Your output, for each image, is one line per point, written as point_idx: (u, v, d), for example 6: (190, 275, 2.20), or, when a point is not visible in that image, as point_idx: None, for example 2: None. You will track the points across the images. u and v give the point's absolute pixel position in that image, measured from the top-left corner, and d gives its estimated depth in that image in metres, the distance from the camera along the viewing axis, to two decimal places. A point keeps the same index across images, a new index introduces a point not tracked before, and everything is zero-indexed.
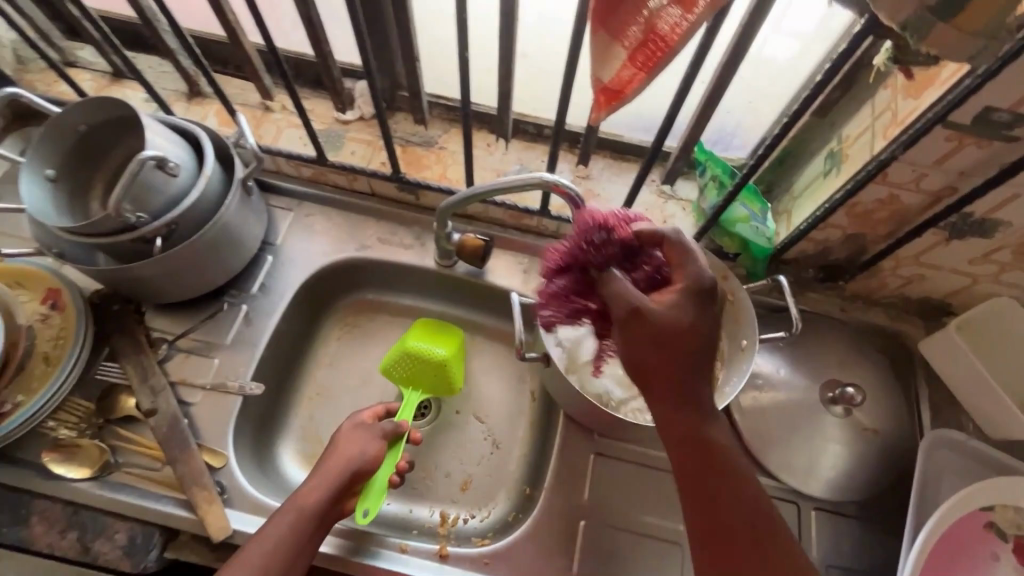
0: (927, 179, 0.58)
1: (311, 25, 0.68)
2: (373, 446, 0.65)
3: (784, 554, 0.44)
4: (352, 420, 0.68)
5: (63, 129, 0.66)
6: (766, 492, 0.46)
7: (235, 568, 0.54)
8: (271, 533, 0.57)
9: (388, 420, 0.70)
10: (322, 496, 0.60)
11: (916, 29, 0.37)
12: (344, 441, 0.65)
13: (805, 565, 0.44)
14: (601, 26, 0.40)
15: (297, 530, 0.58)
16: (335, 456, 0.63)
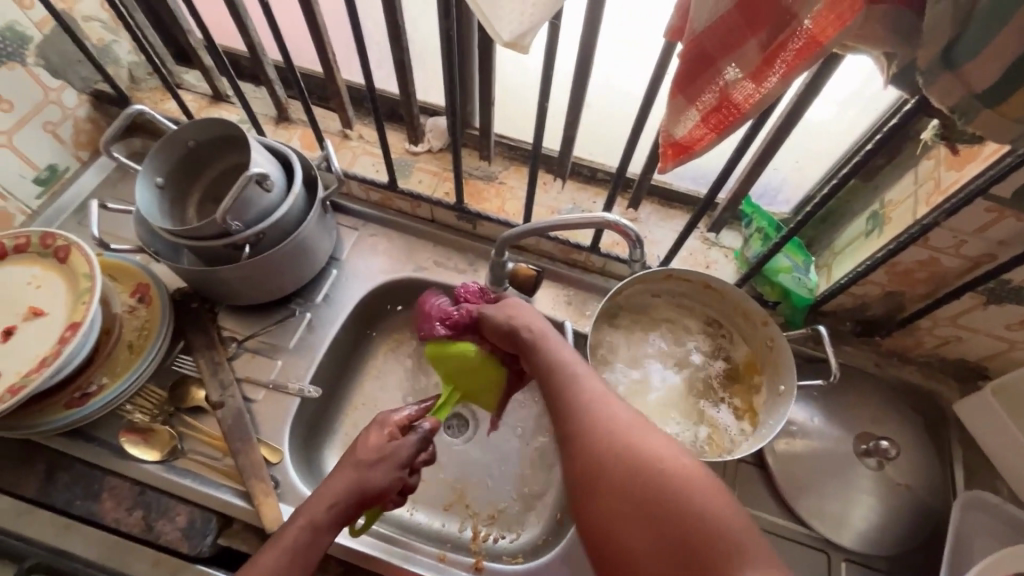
0: (967, 246, 0.62)
1: (402, 67, 0.76)
2: (394, 473, 0.60)
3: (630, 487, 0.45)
4: (377, 427, 0.63)
5: (175, 144, 0.74)
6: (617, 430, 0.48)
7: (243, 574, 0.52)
8: (285, 544, 0.54)
9: (414, 430, 0.64)
10: (328, 509, 0.56)
11: (965, 112, 0.42)
12: (363, 457, 0.60)
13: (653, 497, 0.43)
14: (679, 91, 0.45)
15: (310, 543, 0.55)
16: (349, 470, 0.59)
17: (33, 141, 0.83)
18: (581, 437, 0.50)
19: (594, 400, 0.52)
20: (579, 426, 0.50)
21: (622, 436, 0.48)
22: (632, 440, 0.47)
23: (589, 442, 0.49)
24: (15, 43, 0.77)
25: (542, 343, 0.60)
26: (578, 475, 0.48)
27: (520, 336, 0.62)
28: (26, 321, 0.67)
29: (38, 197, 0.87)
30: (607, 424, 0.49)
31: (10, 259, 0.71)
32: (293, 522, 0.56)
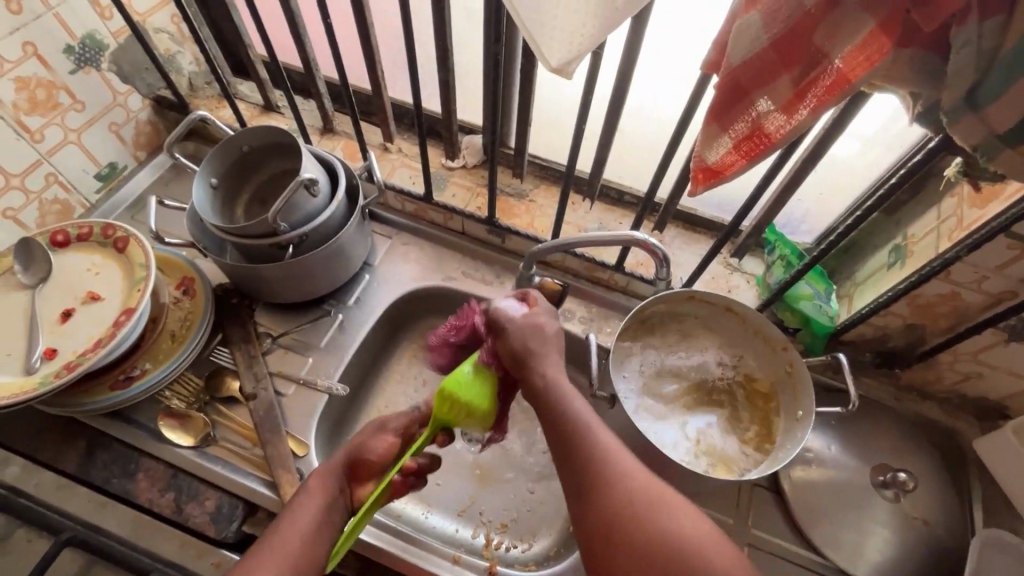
0: (988, 282, 0.63)
1: (447, 88, 0.81)
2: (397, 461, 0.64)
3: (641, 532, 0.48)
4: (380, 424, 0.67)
5: (232, 148, 0.80)
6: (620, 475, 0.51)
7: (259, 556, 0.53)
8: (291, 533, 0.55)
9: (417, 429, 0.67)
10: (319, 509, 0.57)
11: (986, 151, 0.45)
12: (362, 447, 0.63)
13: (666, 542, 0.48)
14: (714, 120, 0.48)
15: (316, 526, 0.56)
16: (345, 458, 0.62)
17: (99, 140, 0.90)
18: (605, 490, 0.51)
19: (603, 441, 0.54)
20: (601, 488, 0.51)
21: (649, 503, 0.50)
22: (658, 516, 0.49)
23: (598, 487, 0.51)
24: (92, 50, 0.83)
25: (562, 405, 0.56)
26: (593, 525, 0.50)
27: (539, 385, 0.58)
28: (84, 305, 0.71)
29: (97, 191, 0.93)
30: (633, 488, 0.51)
31: (73, 247, 0.76)
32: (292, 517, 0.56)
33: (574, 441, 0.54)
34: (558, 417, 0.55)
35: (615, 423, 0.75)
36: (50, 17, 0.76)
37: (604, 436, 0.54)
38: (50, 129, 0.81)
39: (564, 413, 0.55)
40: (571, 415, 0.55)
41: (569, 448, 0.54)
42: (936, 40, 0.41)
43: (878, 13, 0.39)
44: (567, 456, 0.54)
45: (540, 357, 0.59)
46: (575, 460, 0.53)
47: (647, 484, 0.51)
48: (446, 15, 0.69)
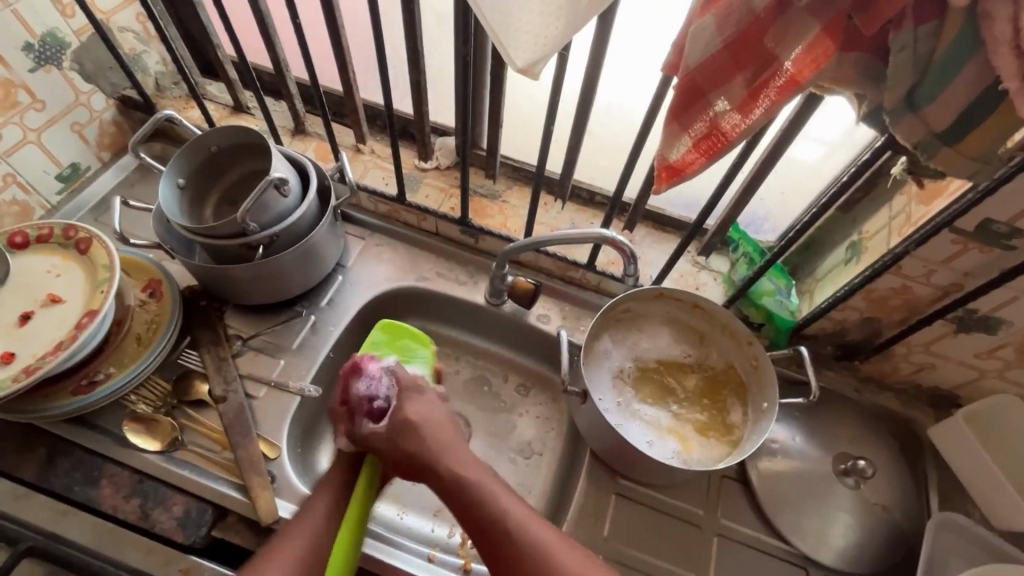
0: (936, 275, 0.67)
1: (419, 90, 0.82)
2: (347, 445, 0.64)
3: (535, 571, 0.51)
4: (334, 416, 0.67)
5: (199, 148, 0.79)
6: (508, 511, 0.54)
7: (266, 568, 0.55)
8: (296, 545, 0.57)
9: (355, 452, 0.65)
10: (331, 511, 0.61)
11: (927, 149, 0.48)
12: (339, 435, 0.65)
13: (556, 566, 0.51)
14: (674, 119, 0.50)
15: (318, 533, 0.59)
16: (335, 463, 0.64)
17: (60, 140, 0.87)
18: (500, 540, 0.53)
19: (483, 477, 0.57)
20: (523, 573, 0.51)
21: (536, 549, 0.52)
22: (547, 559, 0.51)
23: (494, 533, 0.54)
24: (53, 49, 0.81)
25: (473, 481, 0.57)
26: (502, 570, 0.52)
27: (465, 477, 0.57)
28: (43, 308, 0.70)
29: (58, 193, 0.91)
30: (531, 542, 0.52)
31: (32, 249, 0.74)
32: (295, 526, 0.59)
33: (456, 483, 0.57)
34: (461, 482, 0.57)
35: (586, 418, 0.76)
36: (9, 14, 0.75)
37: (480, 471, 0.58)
38: (8, 129, 0.79)
39: (486, 494, 0.55)
40: (496, 496, 0.55)
41: (487, 527, 0.54)
42: (878, 45, 0.43)
43: (822, 17, 0.41)
44: (520, 572, 0.52)
45: (420, 439, 0.60)
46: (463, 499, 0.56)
47: (534, 520, 0.54)
48: (416, 17, 0.70)
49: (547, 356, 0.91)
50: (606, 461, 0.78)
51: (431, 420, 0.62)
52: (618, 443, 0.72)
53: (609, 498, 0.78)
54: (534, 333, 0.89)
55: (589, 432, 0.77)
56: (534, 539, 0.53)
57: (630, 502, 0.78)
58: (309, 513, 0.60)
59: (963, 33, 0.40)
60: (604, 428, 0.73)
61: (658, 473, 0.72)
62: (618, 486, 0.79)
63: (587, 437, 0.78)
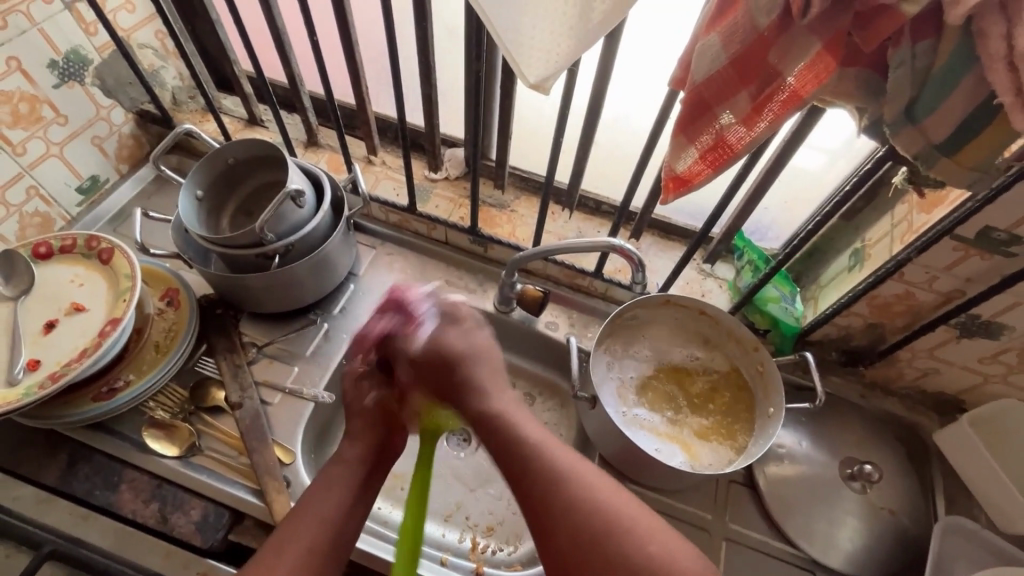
0: (938, 282, 0.68)
1: (430, 103, 0.84)
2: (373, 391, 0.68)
3: (565, 503, 0.48)
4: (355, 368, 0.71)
5: (217, 160, 0.81)
6: (537, 443, 0.53)
7: (294, 517, 0.54)
8: (325, 513, 0.54)
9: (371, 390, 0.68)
10: (343, 502, 0.56)
11: (927, 160, 0.49)
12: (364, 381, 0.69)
13: (588, 498, 0.48)
14: (682, 131, 0.52)
15: (348, 502, 0.57)
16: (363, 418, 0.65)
17: (81, 153, 0.90)
18: (527, 473, 0.51)
19: (521, 422, 0.56)
20: (555, 510, 0.48)
21: (563, 481, 0.50)
22: (579, 491, 0.49)
23: (523, 467, 0.52)
24: (77, 65, 0.84)
25: (511, 423, 0.56)
26: (532, 505, 0.50)
27: (493, 414, 0.58)
28: (67, 316, 0.72)
29: (78, 204, 0.93)
30: (564, 475, 0.50)
31: (55, 259, 0.76)
32: (305, 510, 0.54)
33: (493, 423, 0.57)
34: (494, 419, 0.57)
35: (595, 423, 0.78)
36: (35, 33, 0.77)
37: (518, 415, 0.58)
38: (32, 143, 0.82)
39: (522, 435, 0.54)
40: (531, 437, 0.54)
41: (520, 461, 0.52)
42: (877, 61, 0.45)
43: (823, 35, 0.43)
44: (542, 500, 0.49)
45: (471, 379, 0.62)
46: (497, 439, 0.56)
47: (566, 455, 0.52)
48: (429, 34, 0.72)
49: (555, 362, 0.92)
50: (615, 465, 0.79)
51: (483, 360, 0.64)
52: (627, 446, 0.73)
53: None
54: (542, 340, 0.90)
55: (598, 437, 0.78)
56: (566, 474, 0.50)
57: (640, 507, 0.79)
58: (336, 477, 0.58)
59: (958, 50, 0.41)
60: (613, 432, 0.74)
61: (666, 477, 0.73)
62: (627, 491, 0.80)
63: (597, 442, 0.79)
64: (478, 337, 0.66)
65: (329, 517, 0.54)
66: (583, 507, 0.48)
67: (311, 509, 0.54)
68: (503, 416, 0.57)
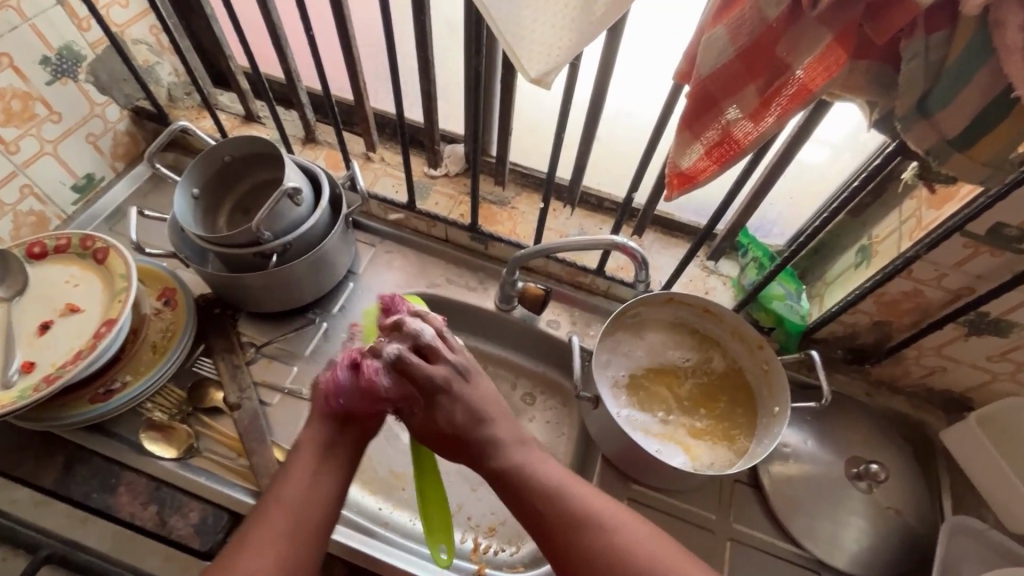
0: (947, 279, 0.67)
1: (429, 98, 0.82)
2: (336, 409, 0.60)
3: (601, 549, 0.49)
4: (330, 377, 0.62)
5: (213, 158, 0.80)
6: (563, 487, 0.53)
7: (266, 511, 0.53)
8: (288, 496, 0.54)
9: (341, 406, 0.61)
10: (313, 485, 0.55)
11: (939, 155, 0.48)
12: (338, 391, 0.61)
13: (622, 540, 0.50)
14: (687, 126, 0.50)
15: (314, 483, 0.56)
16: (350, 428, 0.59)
17: (75, 151, 0.89)
18: (561, 525, 0.51)
19: (537, 466, 0.55)
20: (592, 561, 0.49)
21: (592, 524, 0.50)
22: (612, 535, 0.50)
23: (552, 518, 0.51)
24: (70, 61, 0.83)
25: (527, 469, 0.55)
26: (565, 557, 0.50)
27: (506, 462, 0.56)
28: (62, 317, 0.71)
29: (73, 203, 0.92)
30: (595, 524, 0.50)
31: (49, 259, 0.75)
32: (275, 503, 0.54)
33: (508, 472, 0.55)
34: (505, 467, 0.55)
35: (598, 423, 0.77)
36: (27, 29, 0.76)
37: (533, 459, 0.56)
38: (25, 141, 0.81)
39: (542, 479, 0.54)
40: (554, 480, 0.54)
41: (546, 515, 0.52)
42: (889, 53, 0.44)
43: (834, 26, 0.41)
44: (577, 554, 0.50)
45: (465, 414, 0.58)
46: (514, 489, 0.54)
47: (596, 498, 0.53)
48: (428, 27, 0.71)
49: (558, 361, 0.91)
50: (618, 465, 0.78)
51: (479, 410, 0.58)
52: (630, 447, 0.72)
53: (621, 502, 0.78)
54: (544, 338, 0.89)
55: (601, 438, 0.77)
56: (601, 521, 0.51)
57: (643, 507, 0.78)
58: (298, 461, 0.57)
59: (973, 42, 0.40)
60: (616, 432, 0.73)
61: (669, 478, 0.73)
62: (630, 491, 0.79)
63: (599, 443, 0.78)
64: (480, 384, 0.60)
65: (297, 504, 0.54)
66: (620, 551, 0.49)
67: (277, 505, 0.54)
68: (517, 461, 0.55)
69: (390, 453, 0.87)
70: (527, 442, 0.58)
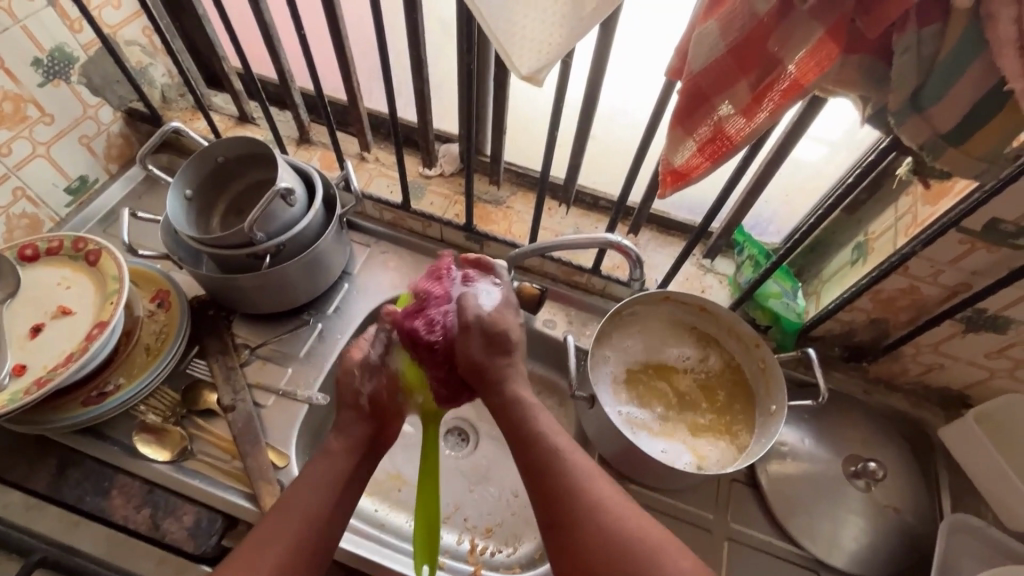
0: (943, 275, 0.66)
1: (423, 98, 0.82)
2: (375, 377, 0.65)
3: (586, 517, 0.52)
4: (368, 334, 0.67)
5: (206, 158, 0.79)
6: (565, 451, 0.56)
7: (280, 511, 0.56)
8: (307, 499, 0.57)
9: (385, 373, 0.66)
10: (328, 489, 0.58)
11: (932, 150, 0.48)
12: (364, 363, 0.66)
13: (610, 509, 0.52)
14: (678, 123, 0.50)
15: (330, 488, 0.58)
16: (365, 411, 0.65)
17: (68, 153, 0.88)
18: (555, 485, 0.54)
19: (546, 426, 0.58)
20: (577, 523, 0.51)
21: (584, 494, 0.53)
22: (601, 507, 0.52)
23: (547, 474, 0.54)
24: (62, 63, 0.82)
25: (537, 424, 0.58)
26: (551, 513, 0.53)
27: (520, 411, 0.59)
28: (54, 319, 0.70)
29: (67, 205, 0.92)
30: (586, 491, 0.53)
31: (42, 262, 0.75)
32: (289, 507, 0.56)
33: (519, 422, 0.59)
34: (516, 417, 0.59)
35: (594, 423, 0.76)
36: (18, 30, 0.76)
37: (544, 419, 0.59)
38: (18, 143, 0.80)
39: (547, 441, 0.57)
40: (558, 444, 0.56)
41: (544, 469, 0.55)
42: (881, 48, 0.44)
43: (826, 21, 0.41)
44: (563, 513, 0.52)
45: (500, 367, 0.62)
46: (521, 437, 0.58)
47: (593, 472, 0.55)
48: (420, 27, 0.70)
49: (554, 361, 0.91)
50: (615, 465, 0.77)
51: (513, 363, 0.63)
52: (627, 446, 0.72)
53: None
54: (540, 338, 0.89)
55: (597, 437, 0.77)
56: (595, 493, 0.53)
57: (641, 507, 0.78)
58: (319, 462, 0.60)
59: (965, 37, 0.40)
60: (613, 431, 0.73)
61: (667, 478, 0.72)
62: (627, 491, 0.79)
63: (596, 442, 0.78)
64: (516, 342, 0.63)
65: (314, 507, 0.56)
66: (607, 520, 0.51)
67: (297, 504, 0.56)
68: (530, 414, 0.59)
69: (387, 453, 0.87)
70: (539, 400, 0.62)
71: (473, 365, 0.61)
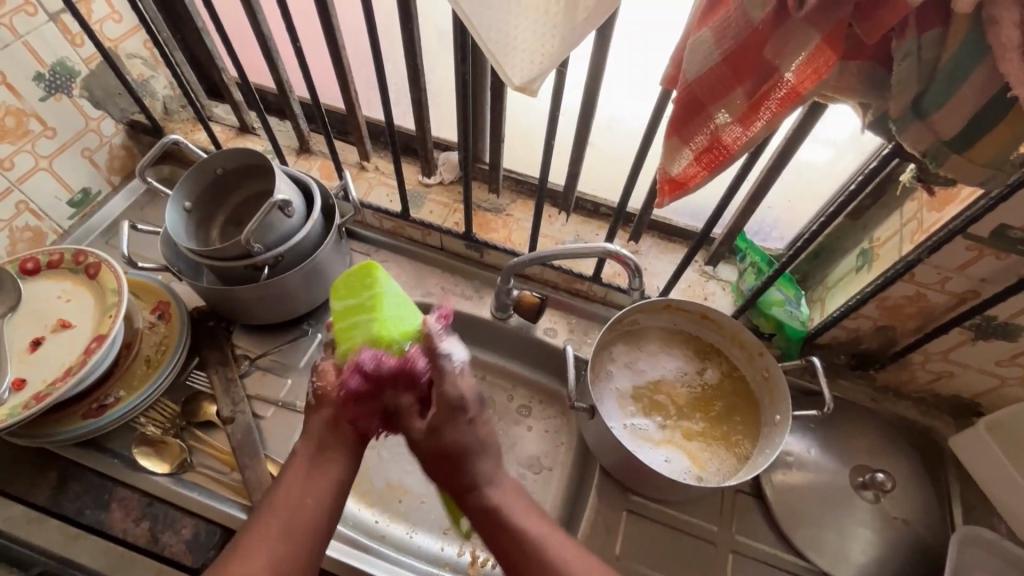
0: (951, 282, 0.65)
1: (420, 107, 0.82)
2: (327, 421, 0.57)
3: None
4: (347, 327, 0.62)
5: (205, 170, 0.80)
6: (555, 546, 0.52)
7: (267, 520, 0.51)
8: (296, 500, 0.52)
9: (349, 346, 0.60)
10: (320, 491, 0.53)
11: (935, 157, 0.47)
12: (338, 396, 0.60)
13: None
14: (674, 132, 0.49)
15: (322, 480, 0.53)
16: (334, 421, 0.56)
17: (71, 165, 0.89)
18: None
19: (528, 518, 0.54)
20: None
21: None
22: None
23: (534, 572, 0.51)
24: (63, 77, 0.83)
25: (517, 519, 0.53)
26: None
27: (495, 508, 0.54)
28: (54, 333, 0.71)
29: (70, 217, 0.93)
30: None
31: (43, 275, 0.75)
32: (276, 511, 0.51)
33: (497, 519, 0.53)
34: (494, 515, 0.54)
35: (595, 433, 0.75)
36: (19, 46, 0.76)
37: (523, 512, 0.54)
38: (20, 157, 0.81)
39: (530, 536, 0.52)
40: (543, 537, 0.52)
41: (529, 569, 0.51)
42: (879, 53, 0.43)
43: (822, 28, 0.40)
44: None
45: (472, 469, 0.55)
46: (500, 535, 0.53)
47: (590, 565, 0.51)
48: (415, 36, 0.70)
49: (555, 370, 0.90)
50: (617, 477, 0.76)
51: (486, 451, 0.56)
52: (627, 459, 0.71)
53: (620, 514, 0.77)
54: (541, 346, 0.88)
55: (598, 449, 0.76)
56: None
57: (644, 519, 0.77)
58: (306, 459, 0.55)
59: (966, 42, 0.39)
60: (613, 443, 0.72)
61: (670, 491, 0.71)
62: (630, 503, 0.78)
63: (597, 453, 0.77)
64: (484, 427, 0.57)
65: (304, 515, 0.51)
66: None
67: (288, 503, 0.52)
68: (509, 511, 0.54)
69: (388, 464, 0.86)
70: (518, 490, 0.57)
71: (434, 453, 0.55)
